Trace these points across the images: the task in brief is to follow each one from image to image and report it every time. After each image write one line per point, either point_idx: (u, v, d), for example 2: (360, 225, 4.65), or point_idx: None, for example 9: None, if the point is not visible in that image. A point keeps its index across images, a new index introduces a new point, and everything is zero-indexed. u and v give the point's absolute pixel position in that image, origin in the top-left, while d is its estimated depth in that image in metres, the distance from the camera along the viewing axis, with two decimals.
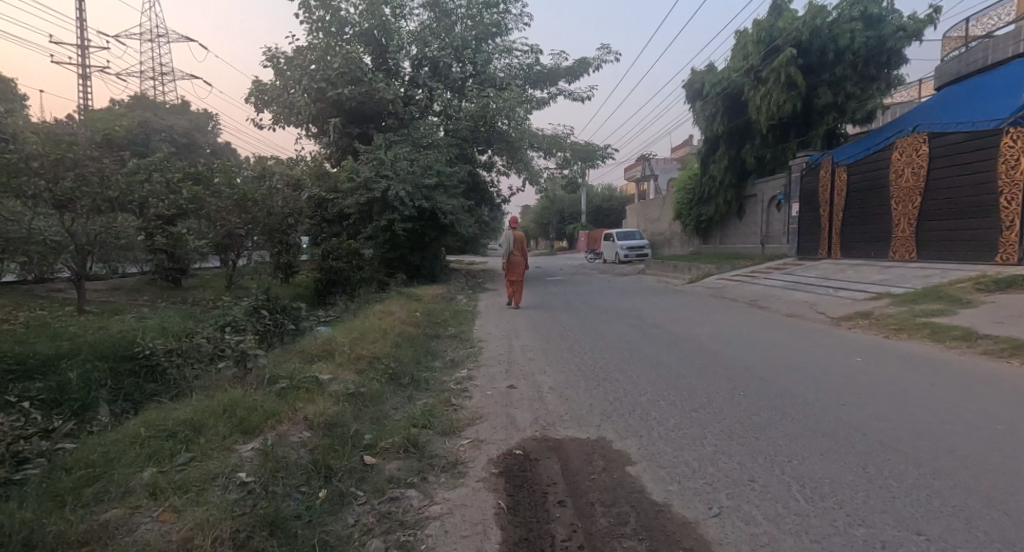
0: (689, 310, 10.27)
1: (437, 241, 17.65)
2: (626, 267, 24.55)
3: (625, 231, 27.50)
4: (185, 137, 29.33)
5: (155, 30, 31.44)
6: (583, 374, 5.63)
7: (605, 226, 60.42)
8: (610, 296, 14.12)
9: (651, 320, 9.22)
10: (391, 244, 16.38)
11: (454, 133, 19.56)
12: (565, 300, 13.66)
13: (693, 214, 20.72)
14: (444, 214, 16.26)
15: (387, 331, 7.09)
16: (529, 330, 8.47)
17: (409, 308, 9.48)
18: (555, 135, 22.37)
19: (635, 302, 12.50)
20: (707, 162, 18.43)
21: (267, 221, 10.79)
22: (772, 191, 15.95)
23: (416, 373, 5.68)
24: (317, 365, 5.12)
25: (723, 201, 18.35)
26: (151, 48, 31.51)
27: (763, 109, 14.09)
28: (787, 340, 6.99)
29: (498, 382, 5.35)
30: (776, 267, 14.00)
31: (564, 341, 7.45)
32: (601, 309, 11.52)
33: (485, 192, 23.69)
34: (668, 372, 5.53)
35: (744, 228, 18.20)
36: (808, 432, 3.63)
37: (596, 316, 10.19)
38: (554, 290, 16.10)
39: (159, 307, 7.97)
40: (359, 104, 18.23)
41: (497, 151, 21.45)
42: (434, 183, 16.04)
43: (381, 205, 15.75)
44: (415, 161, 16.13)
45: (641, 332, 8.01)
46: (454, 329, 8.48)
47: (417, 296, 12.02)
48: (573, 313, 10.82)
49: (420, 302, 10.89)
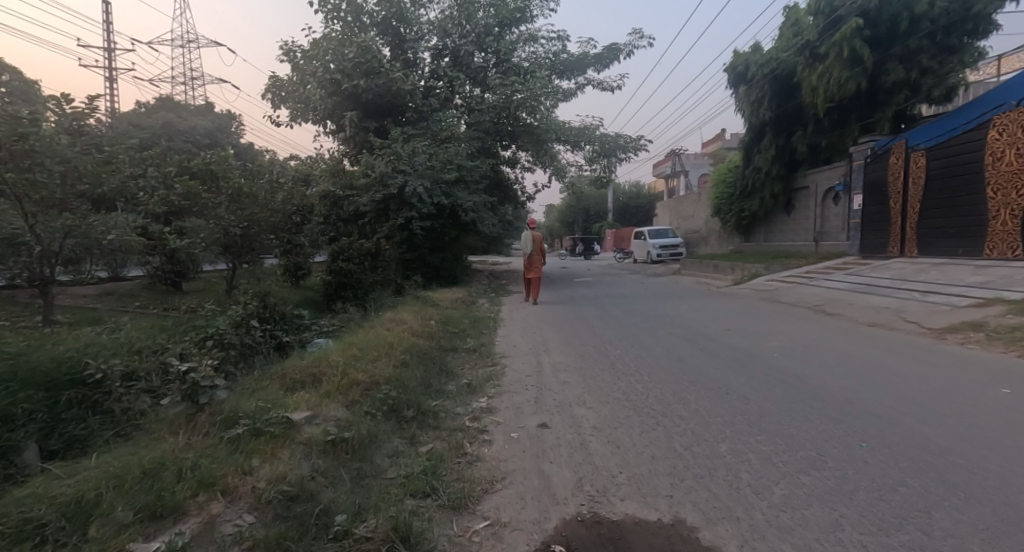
0: (742, 317, 8.91)
1: (458, 240, 16.62)
2: (659, 268, 23.08)
3: (657, 229, 26.00)
4: (208, 138, 29.03)
5: (184, 34, 31.45)
6: (634, 407, 4.43)
7: (632, 224, 58.66)
8: (645, 299, 12.80)
9: (700, 329, 7.91)
10: (408, 244, 15.40)
11: (476, 126, 18.48)
12: (595, 304, 12.44)
13: (733, 210, 19.15)
14: (465, 211, 15.25)
15: (393, 345, 6.02)
16: (559, 342, 7.32)
17: (423, 316, 8.45)
18: (583, 127, 21.07)
19: (676, 307, 11.14)
20: (750, 152, 16.92)
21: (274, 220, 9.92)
22: (828, 182, 14.37)
23: (424, 403, 4.57)
24: (297, 397, 4.03)
25: (768, 195, 16.80)
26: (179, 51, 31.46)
27: (821, 89, 12.78)
28: (883, 357, 5.62)
29: (527, 418, 4.19)
30: (836, 266, 12.46)
31: (602, 357, 6.25)
32: (637, 314, 10.24)
33: (509, 189, 22.56)
34: (744, 404, 4.27)
35: (793, 224, 16.61)
36: (1008, 524, 2.33)
37: (634, 323, 8.93)
38: (583, 293, 14.88)
39: (143, 316, 7.06)
40: (377, 97, 17.34)
41: (521, 147, 20.38)
42: (453, 177, 15.06)
43: (398, 201, 14.86)
44: (433, 154, 15.18)
45: (693, 346, 6.74)
46: (474, 341, 7.38)
47: (436, 301, 11.02)
48: (606, 319, 9.56)
49: (439, 309, 9.84)
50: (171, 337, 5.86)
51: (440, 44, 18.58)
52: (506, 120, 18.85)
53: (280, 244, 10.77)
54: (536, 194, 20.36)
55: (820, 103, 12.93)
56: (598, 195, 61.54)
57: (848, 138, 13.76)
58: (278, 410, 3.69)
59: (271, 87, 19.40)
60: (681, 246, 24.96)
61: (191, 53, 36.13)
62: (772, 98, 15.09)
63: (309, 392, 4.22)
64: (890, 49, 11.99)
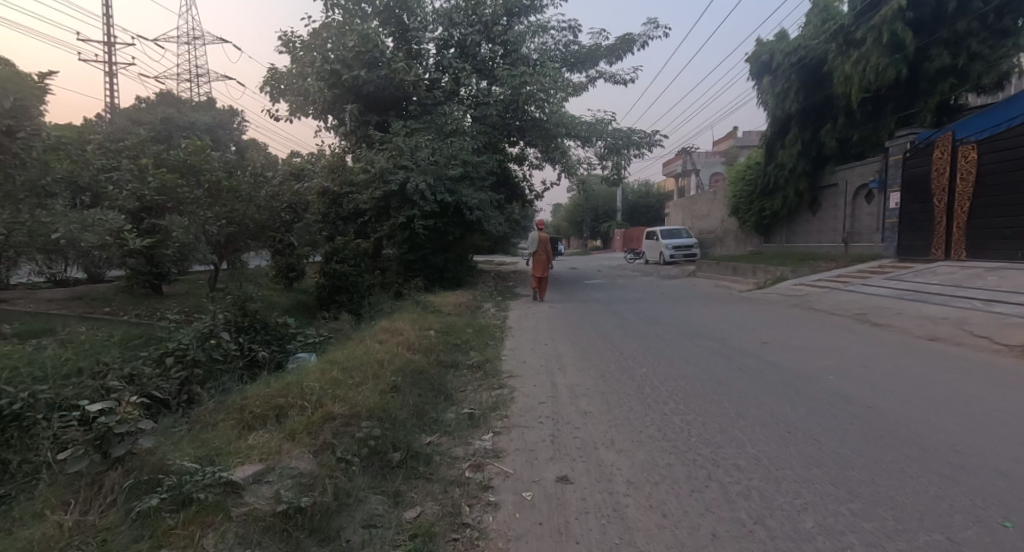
0: (775, 327, 8.01)
1: (463, 240, 15.74)
2: (672, 269, 22.15)
3: (670, 229, 25.04)
4: (210, 134, 28.36)
5: (191, 32, 31.00)
6: (676, 450, 3.53)
7: (642, 224, 57.57)
8: (662, 304, 11.92)
9: (731, 342, 7.02)
10: (411, 244, 14.54)
11: (483, 120, 17.60)
12: (608, 308, 11.57)
13: (753, 208, 18.13)
14: (470, 210, 14.40)
15: (384, 364, 5.17)
16: (573, 356, 6.44)
17: (423, 325, 7.62)
18: (595, 122, 20.14)
19: (697, 313, 10.25)
20: (773, 148, 15.99)
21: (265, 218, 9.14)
22: (860, 179, 13.38)
23: (414, 442, 3.70)
24: (251, 441, 3.17)
25: (793, 193, 15.80)
26: (187, 48, 31.01)
27: (855, 77, 11.85)
28: (967, 382, 4.69)
29: (544, 468, 3.30)
30: (873, 271, 11.47)
31: (626, 379, 5.37)
32: (655, 321, 9.36)
33: (517, 187, 21.70)
34: (818, 449, 3.36)
35: (819, 225, 15.59)
36: None
37: (655, 332, 8.04)
38: (595, 297, 13.98)
39: (104, 326, 6.24)
40: (379, 90, 16.53)
41: (528, 143, 19.66)
42: (458, 174, 14.22)
43: (401, 199, 14.02)
44: (437, 149, 14.36)
45: (728, 363, 5.84)
46: (478, 356, 6.51)
47: (439, 307, 10.17)
48: (623, 327, 8.69)
49: (441, 316, 8.98)
50: (125, 353, 5.01)
51: (446, 34, 17.75)
52: (513, 114, 18.19)
53: (271, 244, 9.97)
54: (545, 192, 19.49)
55: (854, 94, 12.00)
56: (607, 194, 60.50)
57: (884, 131, 12.78)
58: (219, 463, 2.82)
59: (270, 80, 18.62)
60: (696, 247, 23.98)
61: (194, 48, 35.50)
62: (799, 89, 14.17)
63: (271, 429, 3.36)
64: (935, 32, 11.06)
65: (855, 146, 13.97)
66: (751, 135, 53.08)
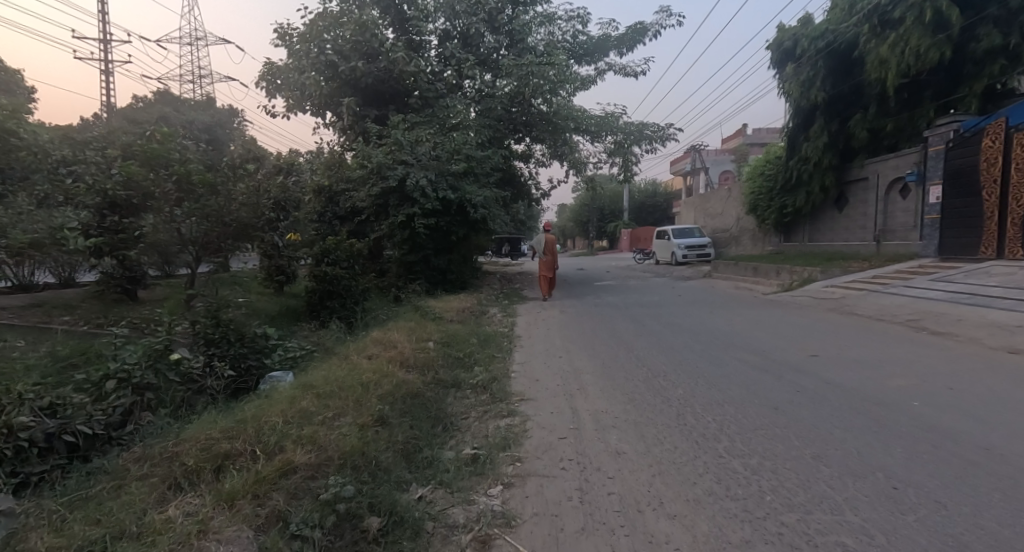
0: (818, 336, 7.09)
1: (468, 239, 14.84)
2: (685, 270, 21.19)
3: (682, 229, 24.11)
4: (207, 134, 27.57)
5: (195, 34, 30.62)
6: (750, 517, 2.61)
7: (649, 224, 56.57)
8: (683, 308, 11.01)
9: (774, 355, 6.11)
10: (412, 244, 13.67)
11: (487, 113, 16.69)
12: (625, 313, 10.68)
13: (774, 205, 17.16)
14: (474, 207, 13.46)
15: (370, 388, 4.29)
16: (594, 374, 5.55)
17: (422, 335, 6.75)
18: (604, 116, 19.22)
19: (723, 317, 9.34)
20: (796, 140, 15.05)
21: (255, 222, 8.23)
22: (894, 173, 12.42)
23: (399, 500, 2.79)
24: (169, 515, 2.28)
25: (818, 189, 14.83)
26: (191, 51, 30.57)
27: (893, 60, 10.93)
28: None
29: (573, 547, 2.40)
30: (915, 272, 10.48)
31: (661, 403, 4.47)
32: (679, 327, 8.46)
33: (523, 185, 20.81)
34: (950, 521, 2.45)
35: (846, 222, 14.62)
36: None
37: (683, 342, 7.14)
38: (608, 300, 13.08)
39: (49, 339, 5.37)
40: (378, 82, 15.71)
41: (535, 139, 18.85)
42: (461, 169, 13.35)
43: (400, 197, 13.16)
44: (438, 144, 13.51)
45: (779, 382, 4.93)
46: (484, 373, 5.63)
47: (440, 313, 9.31)
48: (645, 336, 7.79)
49: (443, 324, 8.10)
50: (58, 378, 4.14)
51: (448, 25, 16.92)
52: (518, 107, 17.39)
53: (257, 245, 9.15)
54: (552, 191, 18.61)
55: (890, 78, 11.07)
56: (613, 194, 59.55)
57: (922, 120, 11.84)
58: None
59: (265, 74, 17.83)
60: (709, 246, 23.02)
61: (195, 47, 34.84)
62: (826, 77, 13.25)
63: (203, 493, 2.48)
64: (983, 10, 10.17)
65: (888, 137, 13.02)
66: (761, 133, 51.94)
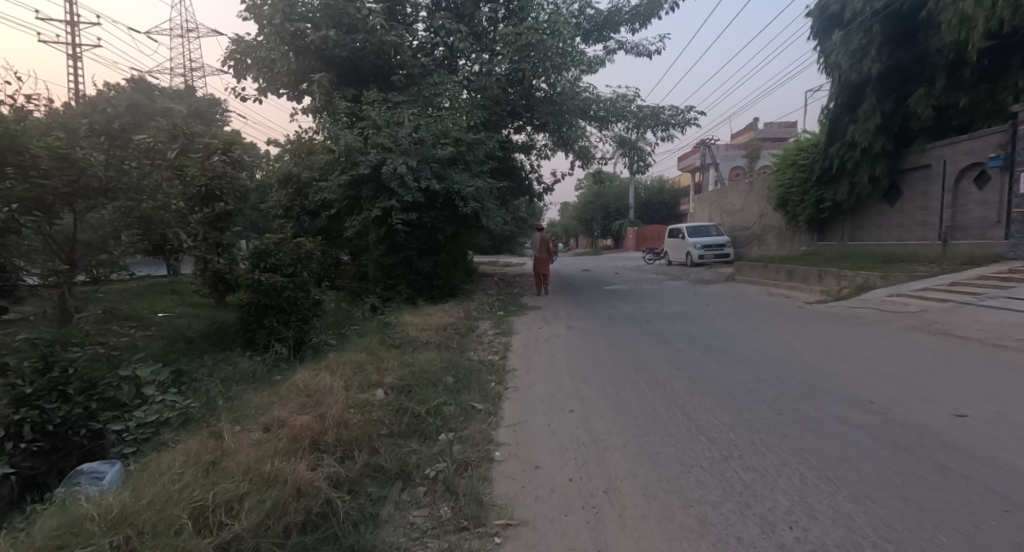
0: (934, 374, 5.01)
1: (457, 238, 12.72)
2: (704, 273, 19.19)
3: (697, 226, 22.12)
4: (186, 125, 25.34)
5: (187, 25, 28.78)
6: None
7: (656, 222, 54.50)
8: (716, 322, 8.97)
9: (893, 412, 4.02)
10: (390, 243, 11.58)
11: (481, 94, 14.63)
12: (647, 328, 8.66)
13: (810, 199, 15.09)
14: (463, 200, 11.31)
15: (211, 533, 2.19)
16: (624, 454, 3.49)
17: (374, 377, 4.72)
18: (614, 99, 17.06)
19: (774, 339, 7.25)
20: (842, 122, 13.06)
21: (169, 216, 6.24)
22: (969, 157, 10.40)
23: None
24: None
25: (866, 179, 12.76)
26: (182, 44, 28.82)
27: (982, 16, 8.92)
28: None
29: None
30: (1012, 279, 8.40)
31: (770, 546, 2.33)
32: (726, 354, 6.39)
33: (522, 178, 18.72)
34: None
35: (899, 218, 12.56)
36: None
37: (741, 383, 5.07)
38: (623, 310, 11.03)
39: None
40: (355, 56, 13.67)
41: (537, 125, 16.82)
42: (449, 154, 11.33)
43: (375, 187, 11.07)
44: (422, 126, 11.50)
45: (954, 486, 2.83)
46: (455, 449, 3.59)
47: (413, 333, 7.29)
48: (681, 369, 5.75)
49: (414, 353, 6.09)
50: None
51: None
52: (515, 86, 15.40)
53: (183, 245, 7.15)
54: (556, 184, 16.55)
55: (975, 39, 9.08)
56: (618, 191, 57.47)
57: (1008, 92, 9.84)
58: None
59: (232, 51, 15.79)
60: (728, 246, 21.06)
61: (180, 36, 32.79)
62: (883, 45, 11.28)
63: None
64: None
65: (958, 114, 11.02)
66: (773, 128, 50.08)
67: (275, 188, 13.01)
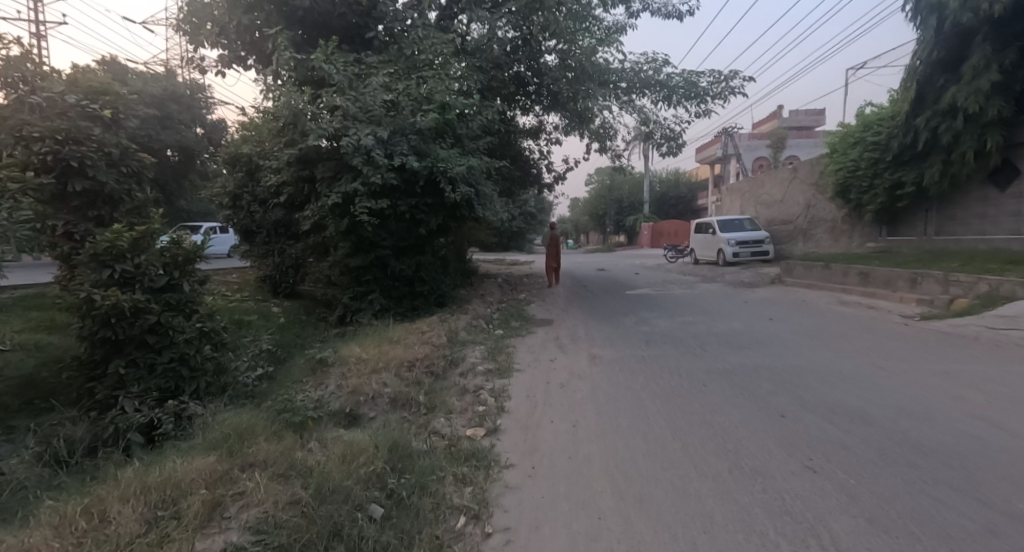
0: None
1: (446, 233, 10.11)
2: (742, 274, 16.51)
3: (729, 220, 19.47)
4: (160, 110, 22.97)
5: None
6: None
7: (672, 216, 51.74)
8: (807, 352, 6.23)
9: None
10: (357, 239, 9.02)
11: (478, 57, 11.95)
12: (711, 361, 5.94)
13: (883, 184, 12.33)
14: (450, 183, 8.70)
15: None
16: None
17: (188, 540, 2.11)
18: (639, 66, 14.23)
19: (929, 389, 4.51)
20: (937, 84, 10.35)
21: None
22: None
23: None
24: None
25: (970, 155, 9.99)
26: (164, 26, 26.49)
27: None
28: None
29: None
30: None
31: None
32: (879, 430, 3.65)
33: (529, 164, 16.10)
34: None
35: (1017, 207, 9.99)
36: None
37: (992, 537, 2.31)
38: (662, 327, 8.38)
39: None
40: (323, 10, 11.09)
41: (549, 100, 14.16)
42: (432, 123, 8.71)
43: (334, 165, 8.49)
44: (399, 88, 8.95)
45: None
46: None
47: (358, 381, 4.73)
48: (822, 474, 3.03)
49: (343, 435, 3.55)
50: None
51: None
52: (520, 51, 12.81)
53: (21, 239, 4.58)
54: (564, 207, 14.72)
55: None
56: (632, 185, 54.74)
57: None
58: None
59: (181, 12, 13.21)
60: (766, 242, 18.36)
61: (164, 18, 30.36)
62: None
63: None
64: None
65: None
66: (798, 118, 47.31)
67: (225, 172, 10.55)
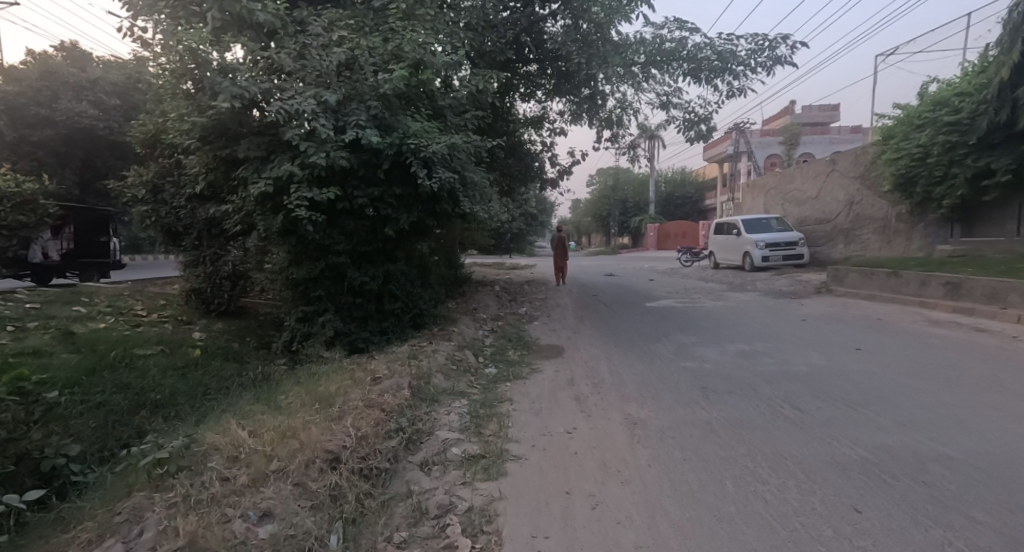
0: None
1: (425, 235, 7.85)
2: (778, 282, 14.27)
3: (756, 218, 17.24)
4: (122, 101, 20.78)
5: None
6: None
7: (679, 217, 49.59)
8: (968, 418, 3.96)
9: None
10: (302, 242, 6.76)
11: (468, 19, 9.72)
12: (830, 439, 3.67)
13: (963, 173, 10.25)
14: (425, 165, 6.46)
15: None
16: None
17: None
18: (661, 36, 11.99)
19: None
20: None
21: None
22: None
23: None
24: None
25: None
26: None
27: None
28: None
29: None
30: None
31: None
32: None
33: (530, 157, 13.83)
34: None
35: None
36: None
37: None
38: (714, 363, 6.10)
39: None
40: None
41: (553, 77, 11.91)
42: (400, 85, 6.48)
43: (265, 142, 6.25)
44: (357, 41, 6.70)
45: None
46: None
47: (210, 514, 2.46)
48: None
49: None
50: None
51: None
52: (518, 14, 10.56)
53: None
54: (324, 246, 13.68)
55: None
56: (637, 185, 52.60)
57: None
58: None
59: None
60: (800, 243, 16.12)
61: None
62: None
63: None
64: None
65: None
66: (811, 113, 45.20)
67: (144, 158, 8.30)
